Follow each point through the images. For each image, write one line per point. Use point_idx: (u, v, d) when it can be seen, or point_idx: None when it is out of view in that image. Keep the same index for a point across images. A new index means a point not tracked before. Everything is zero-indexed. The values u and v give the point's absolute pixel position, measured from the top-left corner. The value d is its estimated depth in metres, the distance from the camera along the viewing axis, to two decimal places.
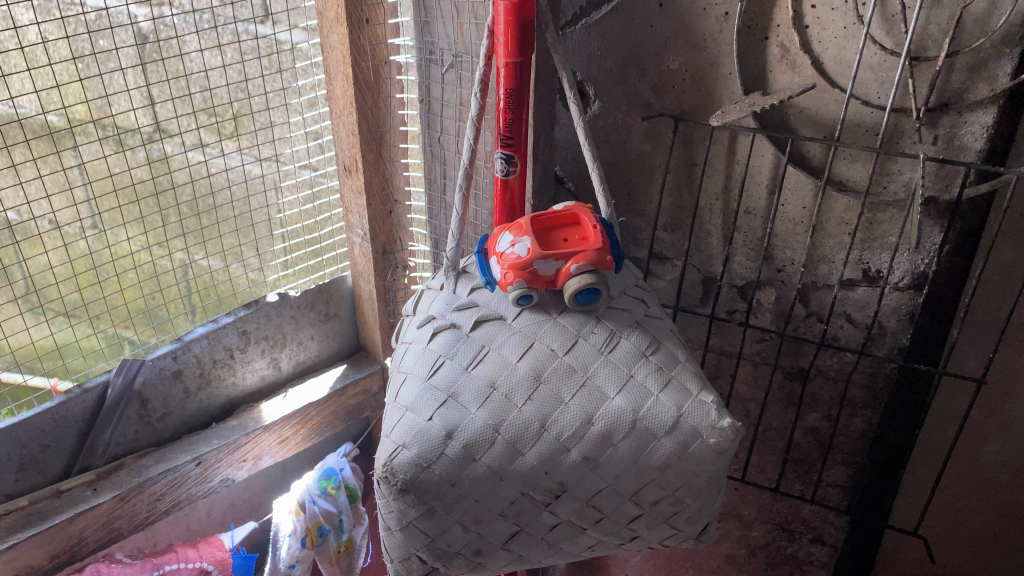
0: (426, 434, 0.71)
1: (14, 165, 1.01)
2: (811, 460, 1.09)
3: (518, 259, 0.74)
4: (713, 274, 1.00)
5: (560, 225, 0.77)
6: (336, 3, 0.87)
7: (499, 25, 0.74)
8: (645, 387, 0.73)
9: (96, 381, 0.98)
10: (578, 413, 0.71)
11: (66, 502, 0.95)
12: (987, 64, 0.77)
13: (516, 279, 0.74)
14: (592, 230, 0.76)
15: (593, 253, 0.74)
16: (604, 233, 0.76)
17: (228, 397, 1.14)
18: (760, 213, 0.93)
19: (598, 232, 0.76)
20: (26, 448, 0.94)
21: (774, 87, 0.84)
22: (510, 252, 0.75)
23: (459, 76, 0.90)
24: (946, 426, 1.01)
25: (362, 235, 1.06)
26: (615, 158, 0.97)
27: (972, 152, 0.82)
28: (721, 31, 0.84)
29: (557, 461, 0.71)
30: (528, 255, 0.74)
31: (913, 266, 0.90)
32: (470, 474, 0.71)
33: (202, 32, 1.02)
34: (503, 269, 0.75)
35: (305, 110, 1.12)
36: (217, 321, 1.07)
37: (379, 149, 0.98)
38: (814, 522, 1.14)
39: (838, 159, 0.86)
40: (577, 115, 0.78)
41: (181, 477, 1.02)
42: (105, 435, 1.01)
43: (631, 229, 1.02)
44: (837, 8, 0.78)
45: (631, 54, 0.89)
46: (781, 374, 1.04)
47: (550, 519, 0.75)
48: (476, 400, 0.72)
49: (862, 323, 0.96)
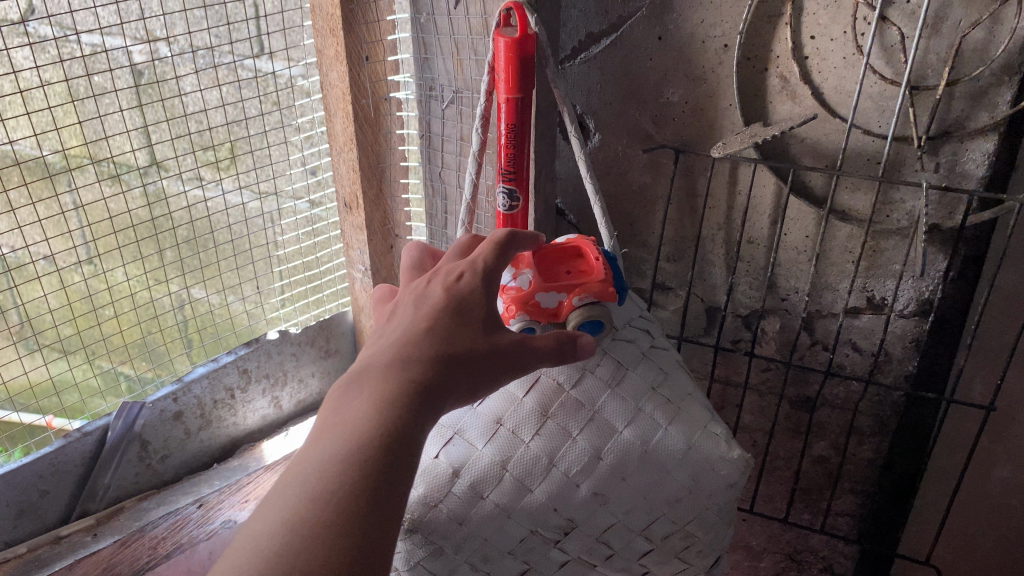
0: (433, 472, 0.70)
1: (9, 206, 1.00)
2: (819, 489, 1.08)
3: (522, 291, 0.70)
4: (718, 304, 1.00)
5: (560, 260, 0.75)
6: (335, 41, 0.88)
7: (500, 61, 0.74)
8: (653, 420, 0.72)
9: (95, 426, 0.96)
10: (586, 447, 0.70)
11: (66, 548, 0.94)
12: (987, 92, 0.77)
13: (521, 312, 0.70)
14: (594, 263, 0.74)
15: (596, 284, 0.72)
16: (607, 266, 0.74)
17: (229, 437, 1.14)
18: (763, 242, 0.93)
19: (600, 265, 0.74)
20: (26, 494, 0.92)
21: (775, 117, 0.84)
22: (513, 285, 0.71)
23: (459, 111, 0.90)
24: (954, 451, 1.01)
25: (363, 270, 1.06)
26: (617, 190, 0.96)
27: (974, 179, 0.82)
28: (720, 62, 0.84)
29: (567, 496, 0.70)
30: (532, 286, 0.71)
31: (918, 293, 0.90)
32: (478, 512, 0.70)
33: (200, 70, 1.01)
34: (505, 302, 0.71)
35: (303, 146, 1.15)
36: (218, 360, 1.06)
37: (379, 185, 0.99)
38: (824, 552, 1.13)
39: (840, 188, 0.86)
40: (578, 149, 0.78)
41: (183, 520, 0.98)
42: (105, 479, 1.00)
43: (634, 260, 1.01)
44: (837, 39, 0.78)
45: (631, 87, 0.89)
46: (788, 403, 1.03)
47: (559, 556, 0.74)
48: (483, 436, 0.71)
49: (868, 351, 0.96)
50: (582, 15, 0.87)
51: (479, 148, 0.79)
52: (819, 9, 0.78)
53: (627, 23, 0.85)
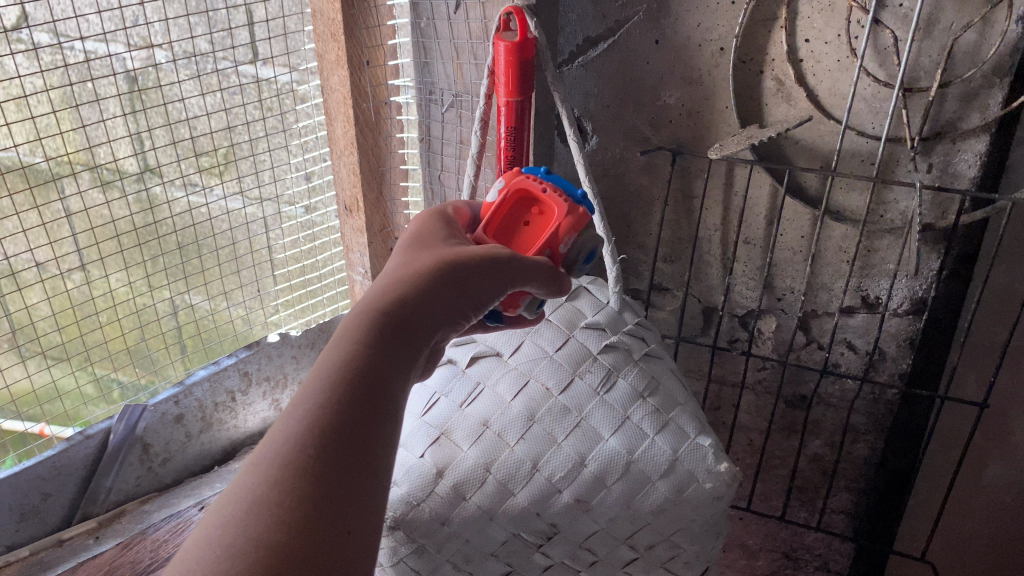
0: (416, 471, 0.71)
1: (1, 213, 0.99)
2: (814, 488, 1.09)
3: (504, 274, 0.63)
4: (714, 304, 1.01)
5: (507, 209, 0.65)
6: (336, 45, 0.88)
7: (500, 65, 0.75)
8: (640, 429, 0.73)
9: (98, 428, 0.97)
10: (571, 453, 0.71)
11: (68, 551, 0.95)
12: (978, 94, 0.79)
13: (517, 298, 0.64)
14: (543, 194, 0.65)
15: (569, 221, 0.64)
16: (555, 187, 0.65)
17: (230, 440, 1.14)
18: (759, 243, 0.94)
19: (552, 194, 0.65)
20: (28, 497, 0.93)
21: (770, 119, 0.86)
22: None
23: (459, 115, 0.91)
24: (949, 448, 1.02)
25: (363, 273, 1.07)
26: (614, 192, 0.98)
27: (966, 179, 0.83)
28: (716, 66, 0.85)
29: (549, 502, 0.71)
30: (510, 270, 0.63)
31: (912, 292, 0.91)
32: (459, 513, 0.71)
33: (194, 79, 1.02)
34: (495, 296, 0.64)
35: (299, 152, 1.14)
36: (220, 363, 1.06)
37: (379, 188, 1.00)
38: (819, 550, 1.14)
39: (834, 188, 0.87)
40: (577, 151, 0.78)
41: (184, 521, 1.00)
42: (107, 482, 1.00)
43: (631, 263, 1.02)
44: (831, 42, 0.80)
45: (628, 91, 0.90)
46: (784, 402, 1.05)
47: (542, 560, 0.75)
48: (468, 438, 0.72)
49: (863, 350, 0.97)
50: (579, 19, 0.88)
51: (479, 149, 0.81)
52: (814, 13, 0.79)
53: (624, 27, 0.86)
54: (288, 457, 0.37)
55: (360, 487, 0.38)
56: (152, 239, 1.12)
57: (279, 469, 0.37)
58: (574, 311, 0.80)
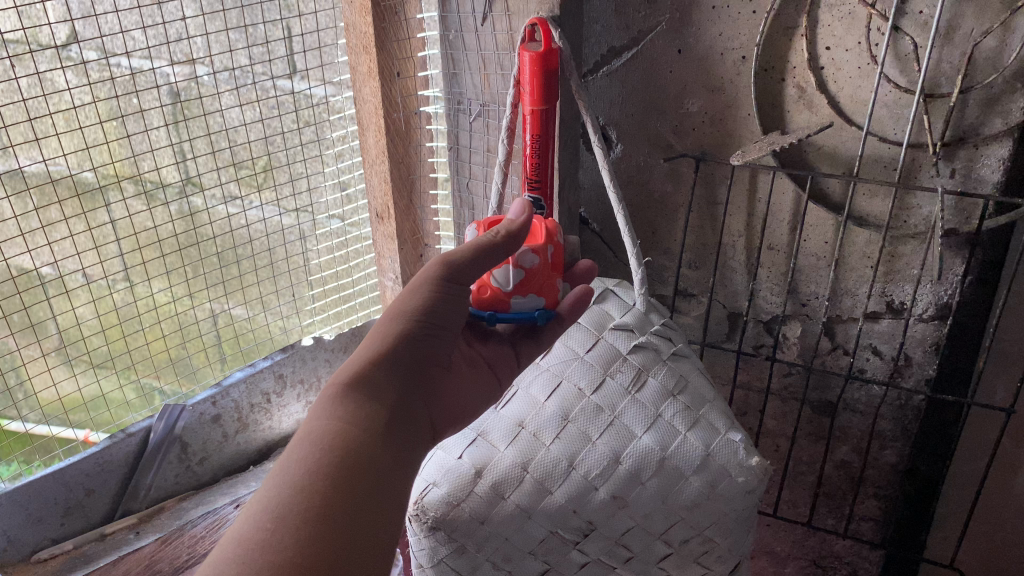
0: (456, 472, 0.73)
1: (46, 226, 1.05)
2: (842, 494, 1.10)
3: (533, 270, 0.65)
4: (739, 310, 1.02)
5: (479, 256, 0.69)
6: (368, 58, 0.93)
7: (525, 75, 0.77)
8: (673, 426, 0.74)
9: (138, 427, 1.04)
10: (606, 450, 0.73)
11: (110, 545, 1.01)
12: (1000, 99, 0.79)
13: (551, 294, 0.66)
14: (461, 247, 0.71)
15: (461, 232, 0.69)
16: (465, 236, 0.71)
17: (265, 440, 1.22)
18: (783, 249, 0.95)
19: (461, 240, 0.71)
20: (73, 492, 1.00)
21: (792, 125, 0.87)
22: (522, 275, 0.64)
23: (486, 124, 0.94)
24: (976, 458, 1.01)
25: (393, 279, 1.11)
26: (638, 199, 0.99)
27: (990, 184, 0.84)
28: (739, 74, 0.87)
29: (586, 499, 0.73)
30: (539, 268, 0.65)
31: (936, 297, 0.92)
32: (499, 512, 0.72)
33: (236, 89, 1.04)
34: (532, 293, 0.65)
35: (335, 161, 1.18)
36: (255, 366, 1.14)
37: (409, 196, 1.03)
38: (847, 558, 1.14)
39: (858, 194, 0.88)
40: (602, 158, 0.80)
41: (220, 519, 1.07)
42: (147, 479, 1.08)
43: (656, 267, 1.04)
44: (851, 50, 0.81)
45: (651, 100, 0.92)
46: (809, 408, 1.05)
47: (579, 557, 0.76)
48: (505, 439, 0.74)
49: (888, 355, 0.98)
50: (604, 30, 0.90)
51: (506, 158, 0.82)
52: (834, 21, 0.80)
53: (647, 37, 0.89)
54: (247, 534, 0.43)
55: (321, 544, 0.43)
56: (192, 247, 1.14)
57: (241, 546, 0.42)
58: (602, 314, 0.82)
